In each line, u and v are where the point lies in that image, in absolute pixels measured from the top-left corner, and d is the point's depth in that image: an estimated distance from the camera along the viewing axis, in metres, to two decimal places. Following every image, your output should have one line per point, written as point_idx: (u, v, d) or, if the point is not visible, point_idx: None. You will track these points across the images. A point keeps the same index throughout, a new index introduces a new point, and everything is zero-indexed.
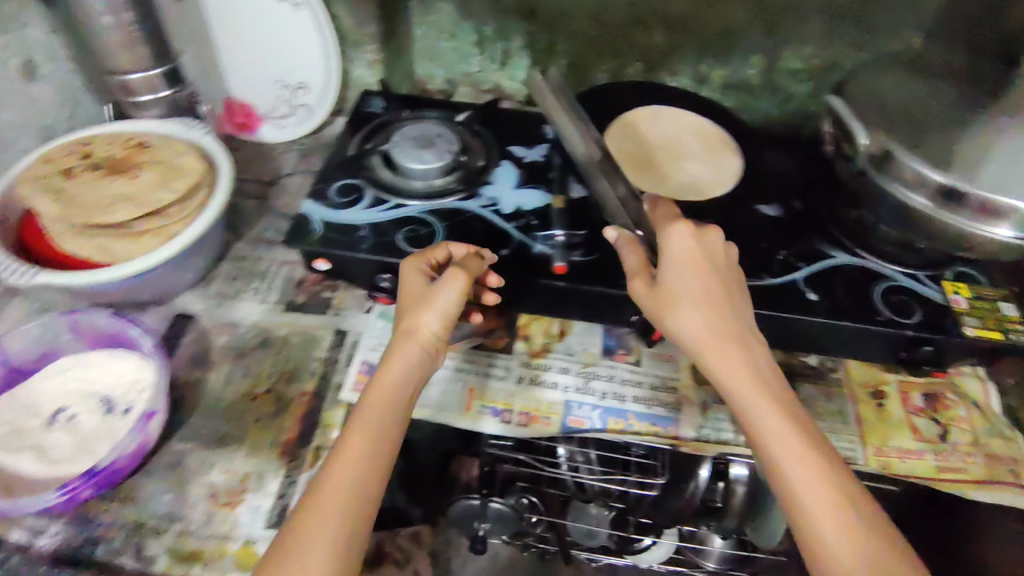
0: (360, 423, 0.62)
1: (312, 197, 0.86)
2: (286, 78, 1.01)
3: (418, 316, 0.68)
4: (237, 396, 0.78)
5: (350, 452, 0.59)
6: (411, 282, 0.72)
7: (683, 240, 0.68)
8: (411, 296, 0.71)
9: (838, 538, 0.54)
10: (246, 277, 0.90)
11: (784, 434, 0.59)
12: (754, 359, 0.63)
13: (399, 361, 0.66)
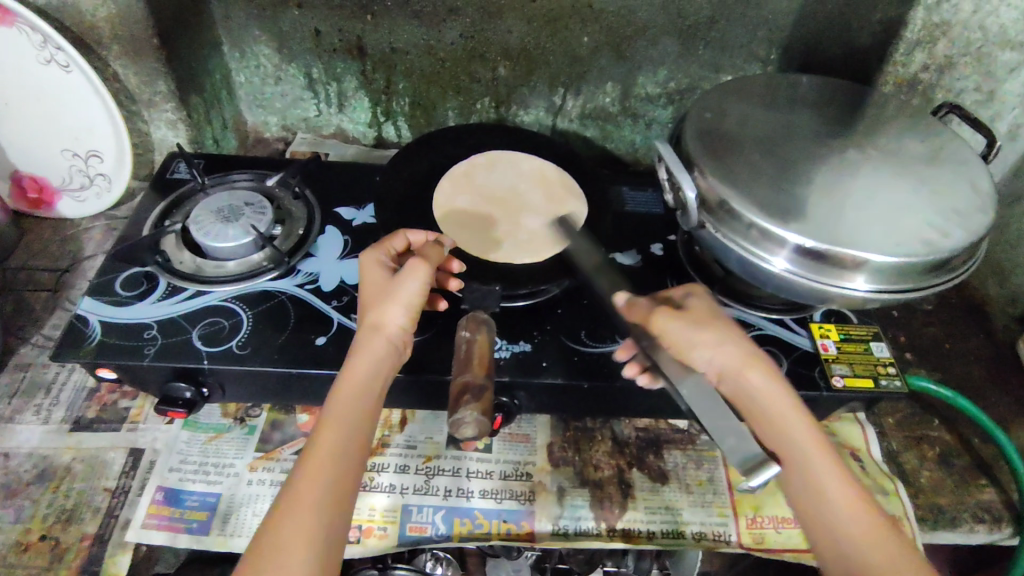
0: (336, 433, 0.53)
1: (93, 294, 0.74)
2: (74, 146, 0.87)
3: (388, 308, 0.60)
4: (3, 548, 0.64)
5: (319, 473, 0.51)
6: (376, 275, 0.64)
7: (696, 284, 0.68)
8: (376, 288, 0.63)
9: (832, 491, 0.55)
10: (26, 391, 0.76)
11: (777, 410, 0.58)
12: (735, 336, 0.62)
13: (377, 360, 0.58)
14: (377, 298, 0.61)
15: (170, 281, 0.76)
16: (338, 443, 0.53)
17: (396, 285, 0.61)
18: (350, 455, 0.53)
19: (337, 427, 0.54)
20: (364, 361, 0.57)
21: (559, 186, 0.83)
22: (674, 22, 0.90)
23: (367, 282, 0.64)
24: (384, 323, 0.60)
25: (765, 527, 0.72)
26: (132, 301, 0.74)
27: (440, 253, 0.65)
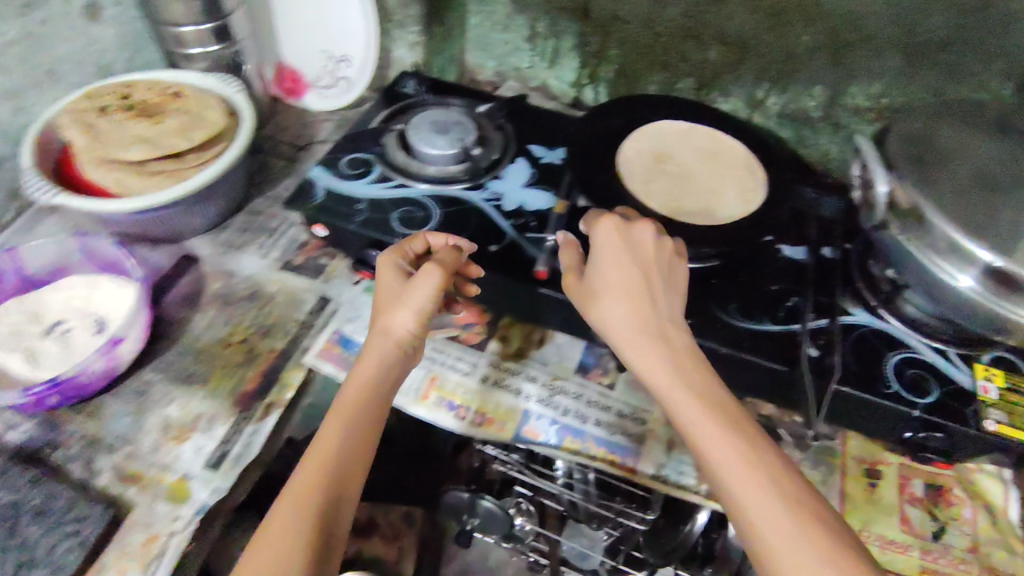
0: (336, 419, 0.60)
1: (322, 166, 0.88)
2: (331, 49, 1.04)
3: (393, 317, 0.65)
4: (213, 340, 0.80)
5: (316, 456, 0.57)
6: (387, 279, 0.69)
7: (609, 237, 0.67)
8: (382, 295, 0.68)
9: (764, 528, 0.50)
10: (254, 231, 0.92)
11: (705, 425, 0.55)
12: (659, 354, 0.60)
13: (376, 360, 0.64)
14: (382, 302, 0.67)
15: (381, 170, 0.89)
16: (341, 420, 0.60)
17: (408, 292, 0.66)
18: (355, 431, 0.59)
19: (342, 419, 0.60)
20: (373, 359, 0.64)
21: (742, 169, 0.86)
22: (903, 35, 0.88)
23: (375, 290, 0.69)
24: (391, 322, 0.65)
25: (872, 542, 0.71)
26: (349, 178, 0.87)
27: (453, 260, 0.70)
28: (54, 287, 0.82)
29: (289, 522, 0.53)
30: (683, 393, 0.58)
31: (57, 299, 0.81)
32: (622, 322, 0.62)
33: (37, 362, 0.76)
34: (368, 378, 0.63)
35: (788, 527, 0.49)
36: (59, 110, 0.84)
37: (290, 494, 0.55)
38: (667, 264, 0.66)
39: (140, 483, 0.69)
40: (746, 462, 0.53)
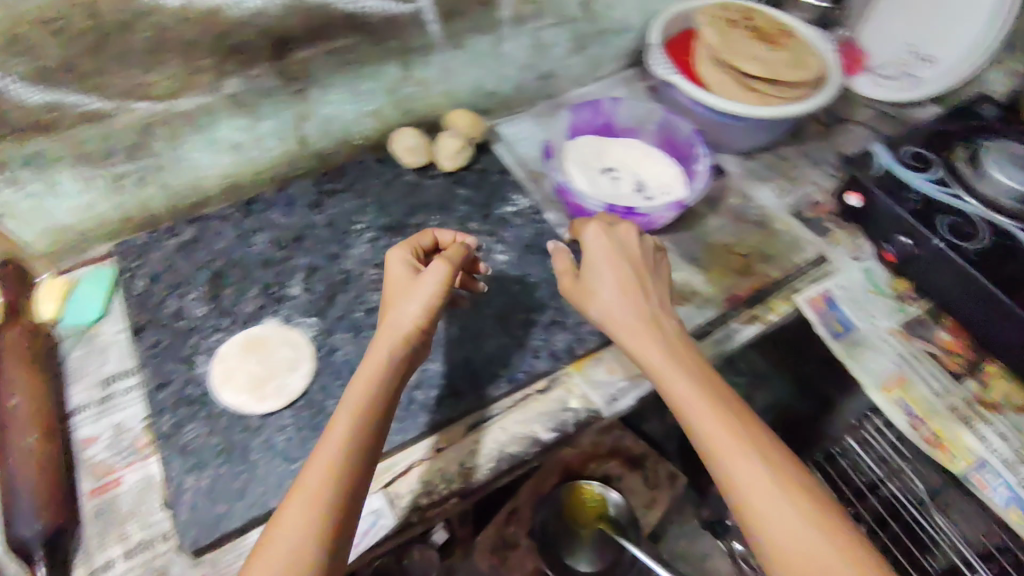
0: (354, 395, 0.56)
1: (885, 144, 0.89)
2: (919, 47, 1.06)
3: (404, 310, 0.60)
4: (721, 242, 0.91)
5: (323, 455, 0.53)
6: (399, 275, 0.64)
7: (599, 236, 0.69)
8: (396, 287, 0.63)
9: (777, 523, 0.52)
10: (776, 174, 1.01)
11: (716, 425, 0.57)
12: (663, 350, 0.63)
13: (380, 352, 0.58)
14: (390, 287, 0.63)
15: (941, 174, 0.85)
16: (349, 425, 0.54)
17: (415, 286, 0.61)
18: (365, 410, 0.55)
19: (350, 413, 0.55)
20: (381, 354, 0.58)
21: None
22: None
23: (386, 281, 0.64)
24: (398, 309, 0.60)
25: None
26: (908, 167, 0.85)
27: (464, 255, 0.65)
28: (618, 142, 0.99)
29: (318, 480, 0.52)
30: (701, 402, 0.58)
31: (618, 151, 0.98)
32: (619, 309, 0.65)
33: (592, 185, 0.92)
34: (376, 372, 0.57)
35: (777, 498, 0.53)
36: (695, 8, 0.98)
37: (313, 459, 0.53)
38: (646, 266, 0.69)
39: None
40: (737, 436, 0.56)
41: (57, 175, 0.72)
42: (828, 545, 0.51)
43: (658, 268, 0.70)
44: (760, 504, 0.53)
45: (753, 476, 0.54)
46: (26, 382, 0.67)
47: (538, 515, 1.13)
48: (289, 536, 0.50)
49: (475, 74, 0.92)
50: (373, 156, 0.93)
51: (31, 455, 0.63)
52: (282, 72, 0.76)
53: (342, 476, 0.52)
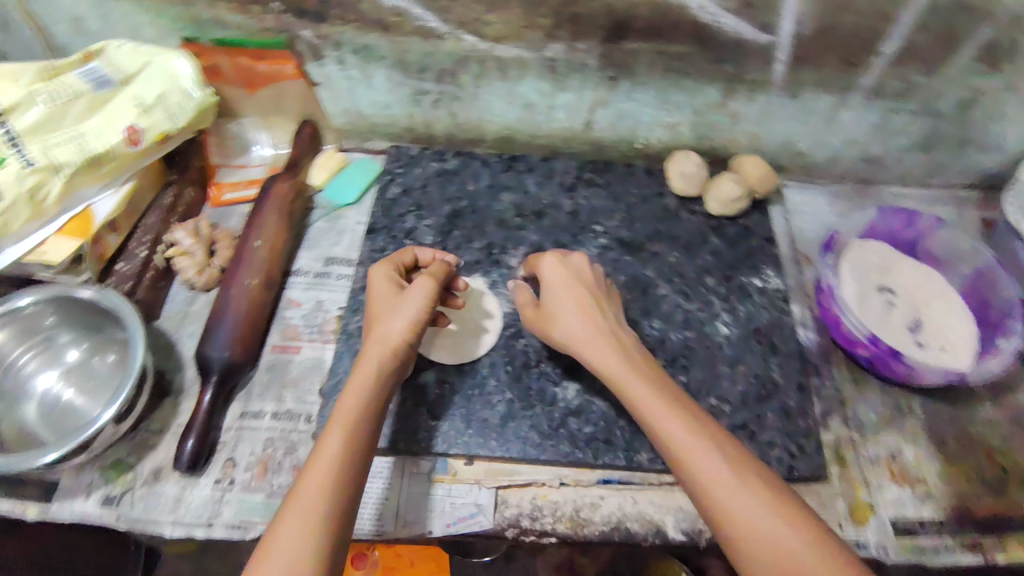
0: (349, 398, 0.54)
1: None
2: None
3: (398, 322, 0.59)
4: (983, 438, 0.74)
5: (322, 461, 0.50)
6: (380, 289, 0.63)
7: (553, 266, 0.68)
8: (381, 301, 0.62)
9: (737, 506, 0.48)
10: None
11: (678, 427, 0.53)
12: (619, 360, 0.59)
13: (374, 361, 0.56)
14: (374, 296, 0.62)
15: None
16: (342, 430, 0.52)
17: (402, 301, 0.61)
18: (361, 416, 0.53)
19: (347, 418, 0.53)
20: (369, 366, 0.56)
21: None
22: None
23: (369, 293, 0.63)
24: (387, 320, 0.59)
25: None
26: None
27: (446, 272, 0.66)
28: (916, 268, 0.82)
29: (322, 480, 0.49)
30: (660, 407, 0.55)
31: (910, 278, 0.81)
32: (581, 330, 0.62)
33: (858, 297, 0.78)
34: (363, 383, 0.55)
35: (737, 487, 0.49)
36: None
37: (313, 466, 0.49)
38: (605, 294, 0.66)
39: (842, 470, 0.71)
40: (695, 434, 0.53)
41: (374, 70, 0.78)
42: (781, 522, 0.47)
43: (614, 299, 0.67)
44: (719, 491, 0.49)
45: (711, 463, 0.51)
46: (276, 230, 0.75)
47: (616, 565, 1.01)
48: (291, 534, 0.46)
49: (791, 129, 0.83)
50: (644, 165, 0.88)
51: (248, 295, 0.71)
52: (606, 56, 0.75)
53: (344, 478, 0.49)
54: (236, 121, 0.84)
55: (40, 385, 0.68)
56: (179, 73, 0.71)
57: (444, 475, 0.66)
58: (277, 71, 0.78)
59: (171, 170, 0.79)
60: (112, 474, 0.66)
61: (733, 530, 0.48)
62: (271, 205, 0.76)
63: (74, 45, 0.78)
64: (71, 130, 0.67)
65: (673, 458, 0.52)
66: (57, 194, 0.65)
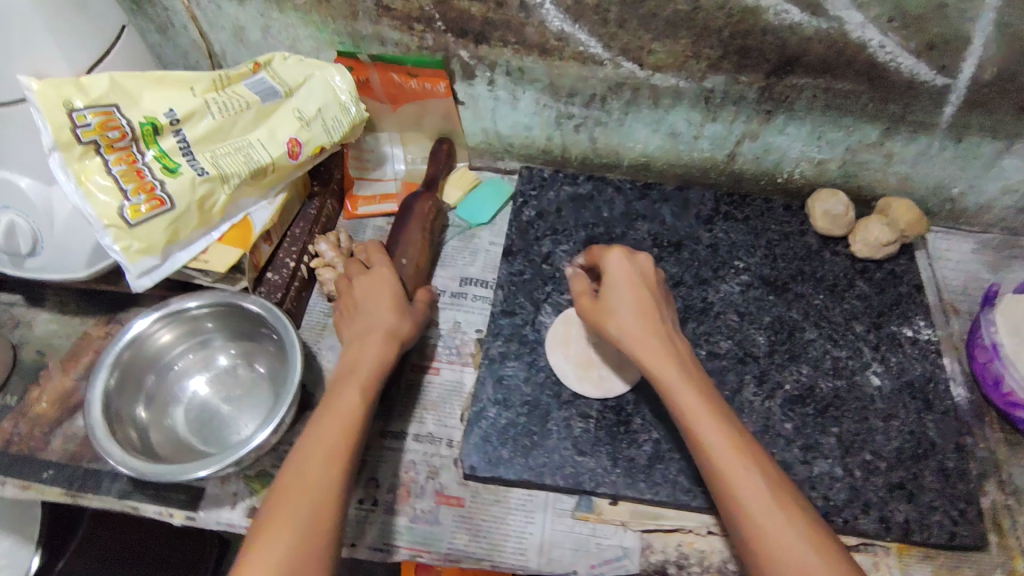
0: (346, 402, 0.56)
1: None
2: None
3: (389, 318, 0.64)
4: None
5: (314, 461, 0.52)
6: (364, 280, 0.67)
7: (619, 261, 0.63)
8: (379, 294, 0.66)
9: (771, 529, 0.48)
10: None
11: (722, 440, 0.51)
12: (671, 365, 0.56)
13: (374, 348, 0.61)
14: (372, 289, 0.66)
15: None
16: (336, 435, 0.54)
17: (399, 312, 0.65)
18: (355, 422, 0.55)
19: (341, 423, 0.55)
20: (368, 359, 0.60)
21: None
22: None
23: (360, 282, 0.66)
24: (382, 305, 0.64)
25: None
26: None
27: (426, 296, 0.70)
28: None
29: (329, 449, 0.53)
30: (705, 415, 0.53)
31: None
32: (638, 328, 0.58)
33: None
34: (361, 386, 0.58)
35: (774, 511, 0.48)
36: None
37: (311, 454, 0.52)
38: (661, 295, 0.63)
39: (1003, 539, 0.67)
40: (739, 450, 0.51)
41: (522, 92, 0.77)
42: (816, 553, 0.46)
43: (670, 299, 0.64)
44: (755, 513, 0.48)
45: (750, 482, 0.49)
46: (419, 248, 0.75)
47: None
48: (276, 532, 0.48)
49: (949, 173, 0.79)
50: (783, 201, 0.85)
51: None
52: (767, 89, 0.72)
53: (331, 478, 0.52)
54: (375, 135, 0.84)
55: (191, 389, 0.69)
56: (337, 87, 0.72)
57: (589, 514, 0.65)
58: (427, 88, 0.78)
59: (314, 182, 0.79)
60: (256, 485, 0.66)
61: (762, 554, 0.47)
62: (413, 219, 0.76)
63: (230, 52, 0.79)
64: (238, 139, 0.67)
65: (708, 466, 0.51)
66: (223, 204, 0.66)
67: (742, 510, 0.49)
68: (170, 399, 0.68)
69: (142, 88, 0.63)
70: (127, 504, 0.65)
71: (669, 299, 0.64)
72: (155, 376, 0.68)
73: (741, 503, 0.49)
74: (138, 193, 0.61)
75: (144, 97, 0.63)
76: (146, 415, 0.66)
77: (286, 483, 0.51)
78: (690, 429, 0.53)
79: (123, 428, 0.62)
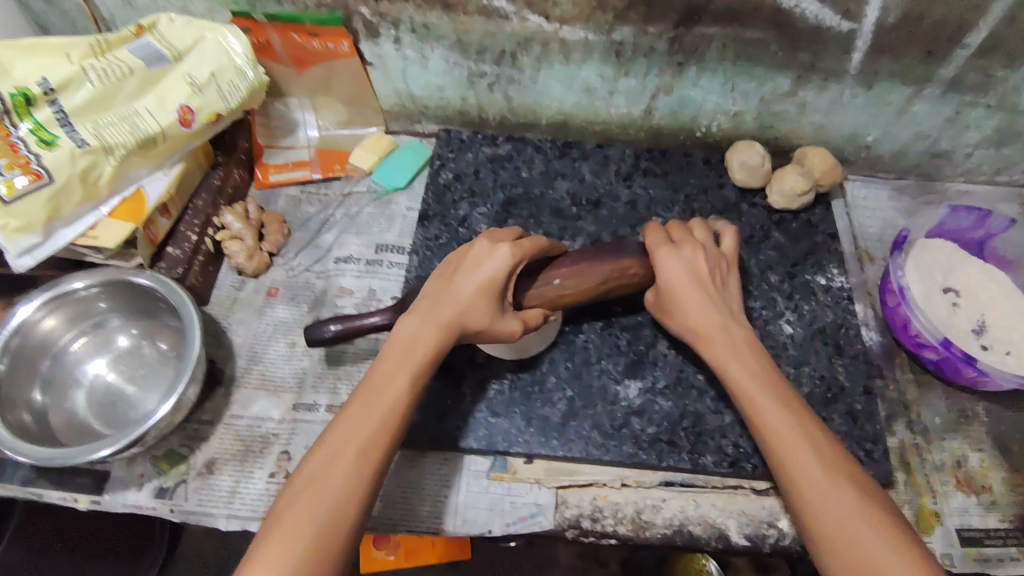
0: (387, 381, 0.53)
1: None
2: None
3: (467, 300, 0.55)
4: None
5: (344, 443, 0.50)
6: (485, 250, 0.57)
7: (665, 257, 0.59)
8: (478, 276, 0.56)
9: (820, 503, 0.48)
10: None
11: (778, 418, 0.52)
12: (729, 356, 0.56)
13: (433, 332, 0.55)
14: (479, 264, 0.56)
15: None
16: (371, 418, 0.51)
17: (483, 295, 0.56)
18: (395, 408, 0.52)
19: (379, 407, 0.52)
20: (422, 341, 0.54)
21: None
22: None
23: (472, 252, 0.58)
24: (471, 288, 0.56)
25: None
26: None
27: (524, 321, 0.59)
28: (981, 266, 0.78)
29: (364, 435, 0.50)
30: (759, 394, 0.53)
31: (973, 276, 0.77)
32: (694, 315, 0.58)
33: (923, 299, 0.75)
34: (409, 367, 0.54)
35: (826, 487, 0.48)
36: None
37: (339, 437, 0.50)
38: (721, 272, 0.60)
39: (908, 476, 0.69)
40: (793, 427, 0.51)
41: (430, 50, 0.75)
42: (864, 528, 0.46)
43: (733, 275, 0.61)
44: (807, 488, 0.49)
45: (804, 461, 0.49)
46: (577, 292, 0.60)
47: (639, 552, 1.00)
48: (298, 519, 0.46)
49: (862, 121, 0.79)
50: (703, 154, 0.85)
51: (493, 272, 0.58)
52: (677, 40, 0.71)
53: (360, 466, 0.49)
54: (283, 101, 0.81)
55: (91, 372, 0.67)
56: (232, 50, 0.68)
57: (504, 474, 0.65)
58: (331, 49, 0.74)
59: (217, 151, 0.76)
60: (164, 464, 0.65)
61: (812, 525, 0.48)
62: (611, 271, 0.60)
63: (120, 17, 0.75)
64: (123, 108, 0.64)
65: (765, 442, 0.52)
66: (109, 176, 0.63)
67: (791, 485, 0.50)
68: (69, 383, 0.66)
69: (12, 57, 0.60)
70: (31, 491, 0.63)
71: (732, 275, 0.61)
72: (50, 360, 0.65)
73: (793, 476, 0.50)
74: (12, 168, 0.59)
75: (15, 67, 0.60)
76: (43, 399, 0.64)
77: (312, 468, 0.49)
78: (750, 407, 0.54)
79: (17, 415, 0.60)
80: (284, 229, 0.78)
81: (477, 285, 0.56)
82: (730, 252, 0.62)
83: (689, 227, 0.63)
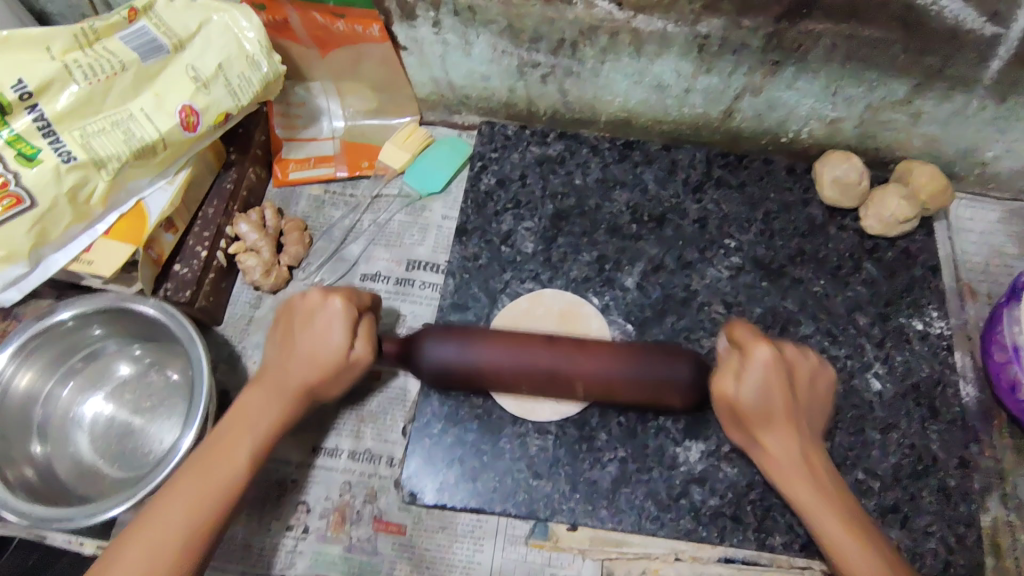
0: (225, 442, 0.48)
1: None
2: None
3: (327, 331, 0.50)
4: None
5: (174, 499, 0.45)
6: (314, 301, 0.51)
7: (755, 360, 0.48)
8: (327, 333, 0.50)
9: None
10: None
11: (824, 507, 0.46)
12: (779, 423, 0.49)
13: (274, 410, 0.50)
14: (308, 318, 0.51)
15: None
16: (210, 476, 0.46)
17: (314, 337, 0.50)
18: (234, 473, 0.47)
19: (211, 471, 0.46)
20: (253, 419, 0.49)
21: None
22: None
23: (289, 305, 0.52)
24: (326, 335, 0.50)
25: None
26: None
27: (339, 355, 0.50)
28: None
29: (196, 499, 0.45)
30: (812, 487, 0.47)
31: None
32: (752, 397, 0.48)
33: None
34: (244, 429, 0.49)
35: None
36: None
37: (173, 494, 0.45)
38: (807, 407, 0.50)
39: (1000, 562, 0.61)
40: (852, 525, 0.46)
41: (475, 36, 0.63)
42: None
43: (822, 387, 0.51)
44: None
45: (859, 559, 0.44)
46: (608, 394, 0.54)
47: None
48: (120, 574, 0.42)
49: (987, 135, 0.66)
50: (786, 162, 0.73)
51: (509, 380, 0.54)
52: (776, 36, 0.58)
53: (196, 517, 0.45)
54: (305, 86, 0.70)
55: (89, 411, 0.61)
56: (243, 35, 0.57)
57: (545, 542, 0.58)
58: (359, 32, 0.63)
59: (230, 148, 0.66)
60: None
61: None
62: (661, 364, 0.54)
63: None
64: (116, 110, 0.55)
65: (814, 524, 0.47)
66: (103, 193, 0.55)
67: None
68: (69, 422, 0.60)
69: None
70: (34, 532, 0.59)
71: (816, 386, 0.51)
72: (42, 406, 0.59)
73: (849, 575, 0.44)
74: None
75: None
76: (42, 446, 0.58)
77: (144, 521, 0.44)
78: (792, 481, 0.48)
79: (15, 466, 0.55)
80: (305, 238, 0.69)
81: (301, 345, 0.50)
82: (822, 374, 0.51)
83: (796, 355, 0.50)
